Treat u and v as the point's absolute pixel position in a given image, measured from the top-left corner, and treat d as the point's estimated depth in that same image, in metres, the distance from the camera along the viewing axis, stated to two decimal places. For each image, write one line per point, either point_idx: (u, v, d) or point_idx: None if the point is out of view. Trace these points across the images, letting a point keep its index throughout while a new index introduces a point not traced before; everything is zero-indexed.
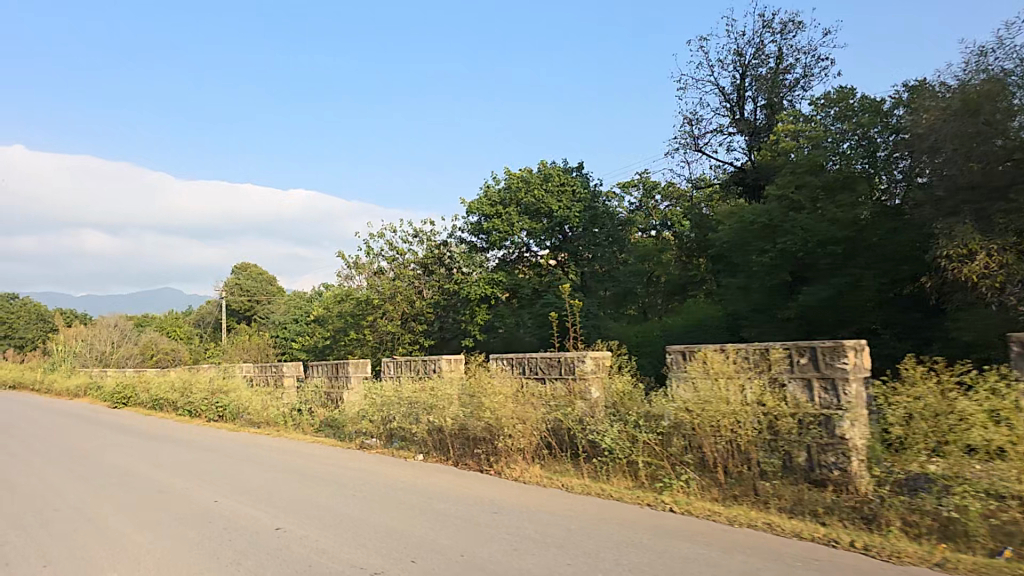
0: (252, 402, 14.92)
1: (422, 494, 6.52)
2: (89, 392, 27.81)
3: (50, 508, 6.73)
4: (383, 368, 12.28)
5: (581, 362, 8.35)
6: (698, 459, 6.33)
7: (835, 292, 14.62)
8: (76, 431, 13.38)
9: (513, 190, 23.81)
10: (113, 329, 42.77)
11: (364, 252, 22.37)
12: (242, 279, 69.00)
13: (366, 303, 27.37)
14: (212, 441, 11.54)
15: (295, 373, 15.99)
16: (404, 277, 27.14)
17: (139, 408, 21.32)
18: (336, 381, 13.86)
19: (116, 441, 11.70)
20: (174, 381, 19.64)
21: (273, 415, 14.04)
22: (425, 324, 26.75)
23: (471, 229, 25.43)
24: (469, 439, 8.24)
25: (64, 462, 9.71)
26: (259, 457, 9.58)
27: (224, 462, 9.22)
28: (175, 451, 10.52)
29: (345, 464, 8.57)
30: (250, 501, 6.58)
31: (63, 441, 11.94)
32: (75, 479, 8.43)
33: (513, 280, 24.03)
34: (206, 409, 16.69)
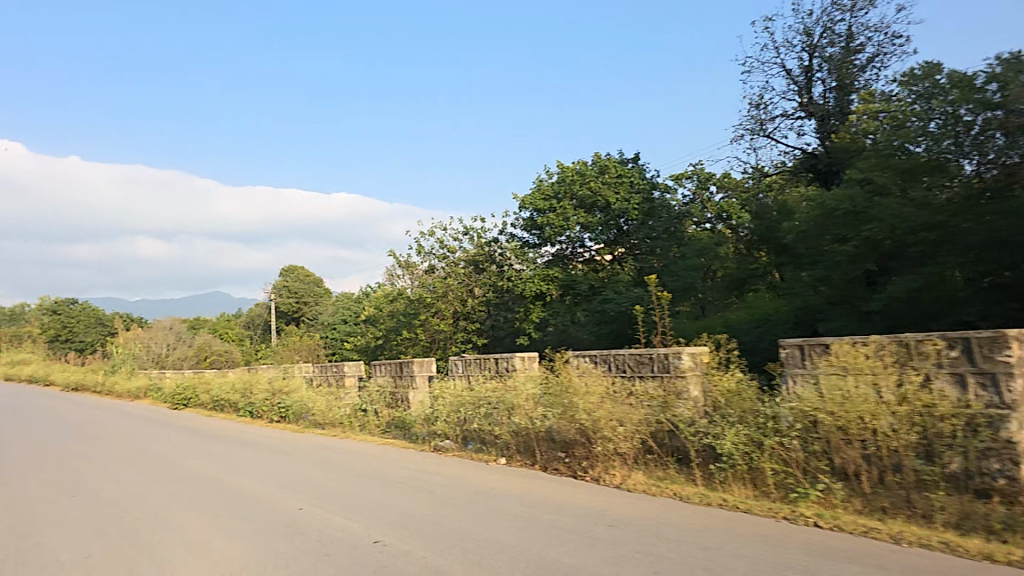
0: (315, 402, 14.61)
1: (523, 505, 5.99)
2: (150, 393, 28.24)
3: (131, 517, 6.41)
4: (451, 366, 11.77)
5: (677, 359, 7.64)
6: (836, 466, 5.62)
7: (925, 281, 13.51)
8: (145, 434, 13.31)
9: (566, 186, 23.17)
10: (169, 330, 43.68)
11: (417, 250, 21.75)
12: (290, 280, 69.97)
13: (418, 301, 27.09)
14: (281, 443, 11.26)
15: (356, 372, 15.66)
16: (457, 274, 26.75)
17: (200, 408, 21.44)
18: (400, 380, 13.40)
19: (187, 443, 11.56)
20: (234, 382, 19.63)
21: (337, 416, 13.68)
22: (478, 323, 26.33)
23: (523, 225, 24.82)
24: (559, 442, 7.65)
25: (138, 466, 9.53)
26: (334, 461, 9.20)
27: (299, 466, 8.87)
28: (246, 454, 10.26)
29: (426, 470, 8.11)
30: (339, 511, 6.15)
31: (134, 444, 11.84)
32: (151, 484, 8.16)
33: (568, 277, 23.35)
34: (268, 410, 16.50)
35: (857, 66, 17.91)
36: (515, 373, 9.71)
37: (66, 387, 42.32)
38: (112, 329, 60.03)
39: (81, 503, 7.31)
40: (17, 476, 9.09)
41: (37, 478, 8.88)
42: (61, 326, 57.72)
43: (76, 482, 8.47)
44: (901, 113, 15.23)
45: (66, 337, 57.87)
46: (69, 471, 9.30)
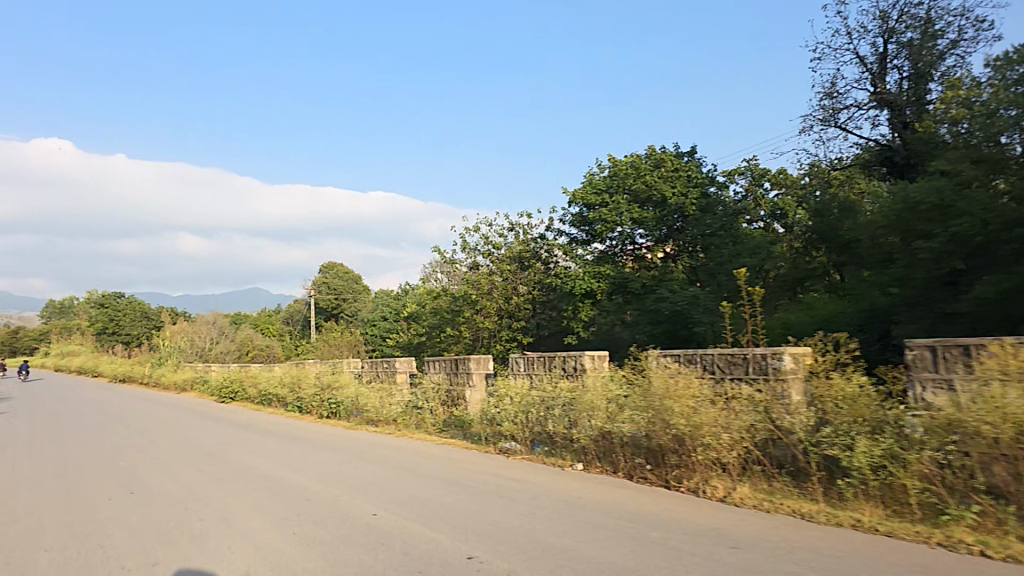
0: (366, 398, 14.21)
1: (621, 518, 5.42)
2: (196, 385, 28.39)
3: (195, 518, 6.03)
4: (511, 364, 11.20)
5: (779, 361, 7.04)
6: (993, 485, 4.80)
7: (1020, 279, 12.35)
8: (199, 428, 13.09)
9: (619, 181, 22.58)
10: (212, 324, 44.09)
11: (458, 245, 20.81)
12: (330, 277, 70.75)
13: (463, 297, 26.57)
14: (335, 441, 10.84)
15: (408, 368, 15.22)
16: (502, 270, 26.07)
17: (247, 402, 21.30)
18: (456, 376, 12.86)
19: (241, 439, 11.25)
20: (282, 376, 19.42)
21: (391, 413, 13.25)
22: (524, 321, 25.68)
23: (572, 221, 24.17)
24: (646, 448, 7.03)
25: (195, 461, 9.23)
26: (396, 461, 8.74)
27: (361, 465, 8.44)
28: (304, 451, 9.88)
29: (500, 473, 7.58)
30: (417, 519, 5.65)
31: (189, 438, 11.61)
32: (209, 481, 7.82)
33: (620, 275, 22.63)
34: (318, 406, 16.20)
35: (938, 51, 16.85)
36: (586, 374, 9.18)
37: (113, 378, 43.08)
38: (157, 322, 61.05)
39: (140, 501, 6.97)
40: (75, 470, 8.87)
41: (95, 472, 8.64)
42: (108, 319, 58.97)
43: (134, 478, 8.18)
44: (992, 99, 14.16)
45: (113, 330, 59.12)
46: (126, 466, 9.05)
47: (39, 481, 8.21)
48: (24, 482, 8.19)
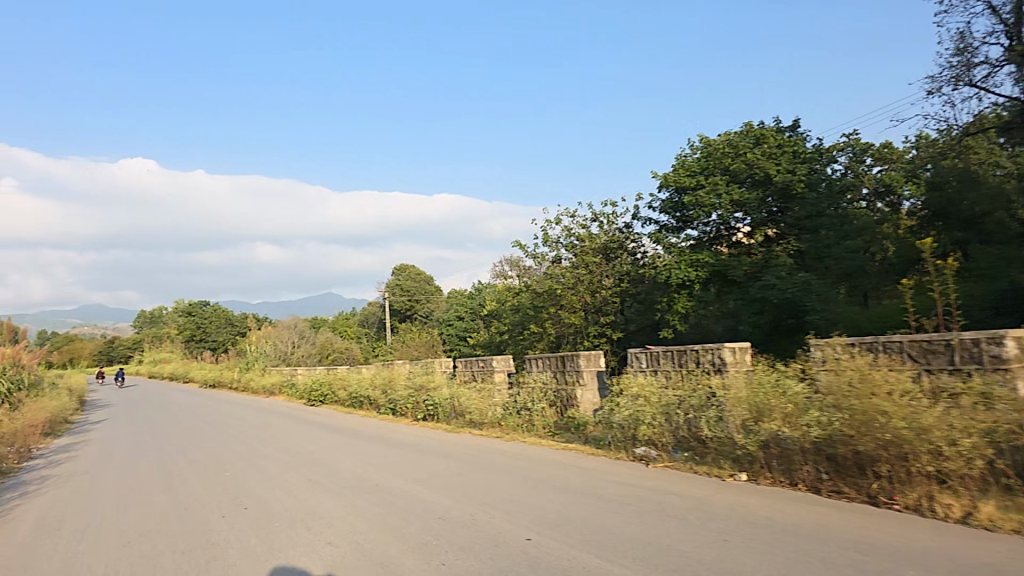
0: (464, 399, 13.44)
1: (844, 549, 4.38)
2: (284, 389, 28.51)
3: (325, 545, 5.33)
4: (630, 358, 10.05)
5: (996, 347, 5.72)
6: None
7: None
8: (300, 434, 12.69)
9: (711, 160, 21.15)
10: (293, 327, 44.71)
11: (538, 242, 18.51)
12: (403, 279, 71.23)
13: (547, 292, 25.52)
14: (446, 446, 10.09)
15: (505, 367, 14.28)
16: (587, 262, 24.87)
17: (337, 404, 20.99)
18: (562, 374, 11.78)
19: (346, 445, 10.70)
20: (372, 378, 18.94)
21: (492, 416, 12.31)
22: (613, 315, 24.41)
23: (662, 207, 22.84)
24: (840, 457, 5.92)
25: (306, 472, 8.67)
26: (524, 470, 7.87)
27: (487, 475, 7.62)
28: (415, 458, 9.18)
29: (652, 487, 6.59)
30: (585, 546, 4.76)
31: (292, 446, 11.16)
32: (327, 495, 7.18)
33: (720, 262, 21.02)
34: (412, 407, 15.58)
35: None
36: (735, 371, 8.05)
37: (204, 383, 44.40)
38: (240, 329, 62.69)
39: (257, 520, 6.37)
40: (184, 482, 8.45)
41: (205, 484, 8.16)
42: (195, 327, 61.15)
43: (248, 491, 7.65)
44: None
45: (201, 337, 61.28)
46: (236, 477, 8.56)
47: (149, 495, 7.79)
48: (135, 497, 7.77)
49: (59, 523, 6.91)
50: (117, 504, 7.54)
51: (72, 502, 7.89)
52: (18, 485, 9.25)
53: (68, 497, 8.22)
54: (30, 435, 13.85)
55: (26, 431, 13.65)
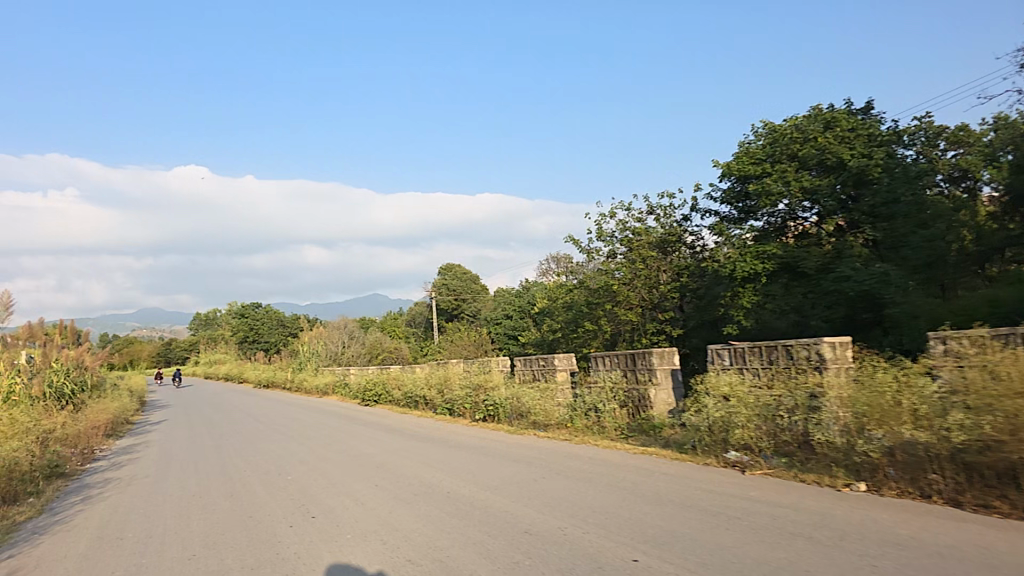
0: (525, 398, 12.85)
1: None
2: (337, 389, 28.49)
3: (404, 562, 4.83)
4: (710, 356, 9.48)
5: None
6: None
7: None
8: (359, 436, 12.38)
9: (778, 146, 20.40)
10: (343, 327, 44.92)
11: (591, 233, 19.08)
12: (449, 278, 71.16)
13: (603, 289, 24.86)
14: (514, 450, 9.54)
15: (568, 365, 13.60)
16: (643, 257, 24.14)
17: (391, 405, 20.68)
18: (633, 372, 11.09)
19: (408, 448, 10.30)
20: (427, 377, 18.53)
21: (558, 417, 11.67)
22: (672, 312, 23.70)
23: (723, 196, 22.29)
24: (987, 465, 5.14)
25: (371, 477, 8.24)
26: (607, 477, 7.26)
27: (568, 483, 7.03)
28: (484, 462, 8.69)
29: (759, 499, 5.90)
30: (706, 570, 4.13)
31: (352, 448, 10.82)
32: (397, 502, 6.71)
33: (789, 254, 20.07)
34: (470, 408, 15.08)
35: None
36: (841, 369, 7.29)
37: (258, 383, 45.00)
38: (291, 330, 63.59)
39: (326, 532, 5.92)
40: (246, 488, 8.12)
41: (268, 491, 7.82)
42: (249, 329, 62.29)
43: (314, 498, 7.25)
44: None
45: (254, 339, 62.44)
46: (299, 483, 8.20)
47: (211, 503, 7.46)
48: (197, 505, 7.45)
49: (122, 532, 6.60)
50: (179, 512, 7.22)
51: (134, 509, 7.62)
52: (81, 489, 9.06)
53: (129, 503, 7.96)
54: (93, 435, 13.86)
55: (89, 432, 13.64)
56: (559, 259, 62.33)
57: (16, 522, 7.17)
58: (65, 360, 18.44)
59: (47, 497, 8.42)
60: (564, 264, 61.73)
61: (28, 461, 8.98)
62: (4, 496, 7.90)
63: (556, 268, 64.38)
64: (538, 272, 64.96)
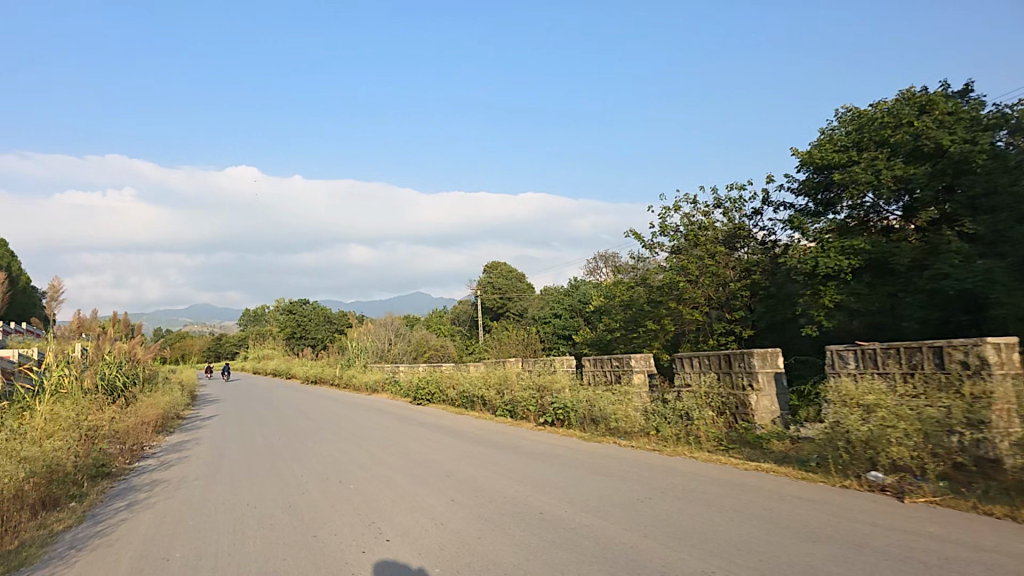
0: (599, 401, 11.64)
1: None
2: (387, 386, 27.73)
3: None
4: (831, 359, 8.30)
5: None
6: None
7: None
8: (419, 438, 11.50)
9: (865, 132, 19.75)
10: (390, 324, 44.43)
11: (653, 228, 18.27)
12: (494, 275, 70.41)
13: (667, 286, 23.55)
14: (600, 461, 8.44)
15: (646, 367, 12.32)
16: (712, 252, 23.01)
17: (445, 405, 19.73)
18: (727, 377, 9.88)
19: (478, 455, 9.31)
20: (484, 376, 17.51)
21: (640, 423, 10.47)
22: (742, 310, 22.28)
23: (802, 187, 21.54)
24: None
25: (444, 489, 7.28)
26: (729, 504, 6.09)
27: (684, 509, 5.90)
28: (571, 475, 7.63)
29: (947, 540, 4.67)
30: None
31: (414, 452, 9.94)
32: (484, 525, 5.67)
33: (880, 249, 18.74)
34: (534, 410, 13.94)
35: None
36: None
37: (306, 379, 44.89)
38: (338, 326, 63.79)
39: (406, 561, 4.92)
40: (305, 498, 7.28)
41: (329, 505, 6.95)
42: (296, 324, 62.48)
43: (384, 518, 6.29)
44: None
45: (301, 335, 62.68)
46: (363, 495, 7.29)
47: (268, 518, 6.61)
48: (251, 518, 6.61)
49: (169, 550, 5.74)
50: (232, 528, 6.38)
51: (183, 520, 6.80)
52: (127, 493, 8.28)
53: (177, 513, 7.14)
54: (143, 431, 13.24)
55: (140, 428, 13.03)
56: (607, 257, 61.00)
57: (54, 534, 6.35)
58: (116, 352, 18.02)
59: (92, 501, 7.64)
60: (611, 263, 60.41)
61: (71, 461, 8.21)
62: (43, 501, 7.13)
63: (604, 267, 63.16)
64: (586, 270, 63.74)
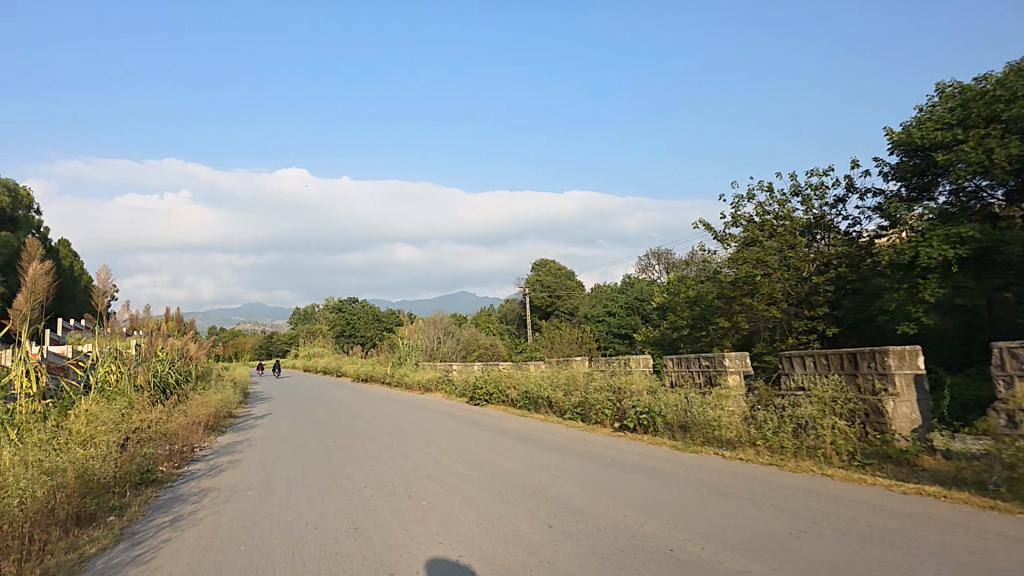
0: (692, 404, 10.29)
1: None
2: (441, 385, 26.75)
3: None
4: (1000, 357, 6.77)
5: None
6: None
7: None
8: (486, 444, 10.40)
9: (971, 109, 18.08)
10: (439, 322, 43.71)
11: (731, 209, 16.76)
12: (543, 273, 69.27)
13: (741, 280, 21.91)
14: (712, 477, 7.15)
15: (742, 367, 10.90)
16: (789, 243, 21.38)
17: (504, 406, 18.59)
18: (853, 379, 8.49)
19: (564, 467, 8.10)
20: (548, 375, 16.32)
21: (745, 430, 9.10)
22: (824, 307, 20.43)
23: (896, 171, 19.85)
24: None
25: (536, 511, 6.10)
26: (913, 545, 4.74)
27: (861, 553, 4.56)
28: (684, 496, 6.37)
29: None
30: None
31: (486, 461, 8.83)
32: (606, 567, 4.44)
33: (990, 237, 16.98)
34: (610, 414, 12.65)
35: None
36: None
37: (357, 378, 44.46)
38: (387, 324, 63.57)
39: None
40: (373, 520, 6.19)
41: (402, 529, 5.83)
42: (345, 323, 62.47)
43: (472, 550, 5.13)
44: None
45: (350, 333, 62.62)
46: (440, 517, 6.15)
47: (334, 544, 5.52)
48: (313, 546, 5.50)
49: None
50: (292, 555, 5.28)
51: (233, 543, 5.72)
52: (172, 505, 7.30)
53: (226, 532, 6.08)
54: (194, 431, 12.46)
55: (190, 428, 12.25)
56: (660, 254, 59.26)
57: (84, 561, 5.33)
58: (168, 349, 17.40)
59: (132, 515, 6.65)
60: (665, 259, 58.68)
61: (110, 469, 7.25)
62: (76, 517, 6.16)
63: (656, 264, 61.46)
64: (638, 268, 62.13)
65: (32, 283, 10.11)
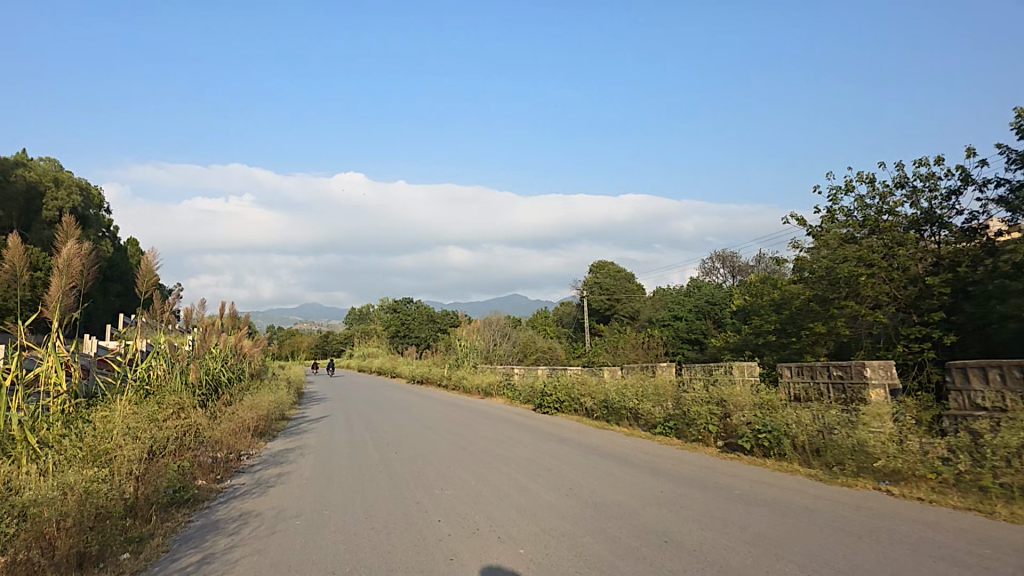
0: (829, 424, 8.42)
1: None
2: (503, 391, 25.18)
3: None
4: None
5: None
6: None
7: None
8: (576, 466, 8.70)
9: None
10: (496, 324, 42.31)
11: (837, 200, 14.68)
12: (601, 276, 67.20)
13: (841, 281, 19.82)
14: (906, 529, 5.32)
15: (887, 379, 8.94)
16: (895, 240, 19.01)
17: (577, 416, 16.91)
18: None
19: (692, 503, 6.37)
20: (631, 384, 14.51)
21: (913, 459, 7.17)
22: (939, 313, 17.18)
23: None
24: None
25: None
26: None
27: None
28: (887, 565, 4.57)
29: None
30: None
31: (586, 490, 7.17)
32: None
33: None
34: (713, 430, 10.82)
35: None
36: None
37: (413, 379, 43.44)
38: (441, 326, 62.58)
39: None
40: None
41: None
42: (400, 324, 61.93)
43: None
44: None
45: (404, 334, 61.83)
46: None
47: None
48: None
49: None
50: None
51: None
52: (204, 536, 5.88)
53: None
54: (243, 437, 11.20)
55: (238, 434, 10.99)
56: (724, 257, 56.44)
57: None
58: (220, 346, 16.31)
59: (150, 553, 5.22)
60: (729, 263, 55.81)
61: (128, 492, 5.87)
62: (78, 558, 4.75)
63: (721, 267, 58.55)
64: (701, 271, 59.34)
65: (67, 264, 8.81)
